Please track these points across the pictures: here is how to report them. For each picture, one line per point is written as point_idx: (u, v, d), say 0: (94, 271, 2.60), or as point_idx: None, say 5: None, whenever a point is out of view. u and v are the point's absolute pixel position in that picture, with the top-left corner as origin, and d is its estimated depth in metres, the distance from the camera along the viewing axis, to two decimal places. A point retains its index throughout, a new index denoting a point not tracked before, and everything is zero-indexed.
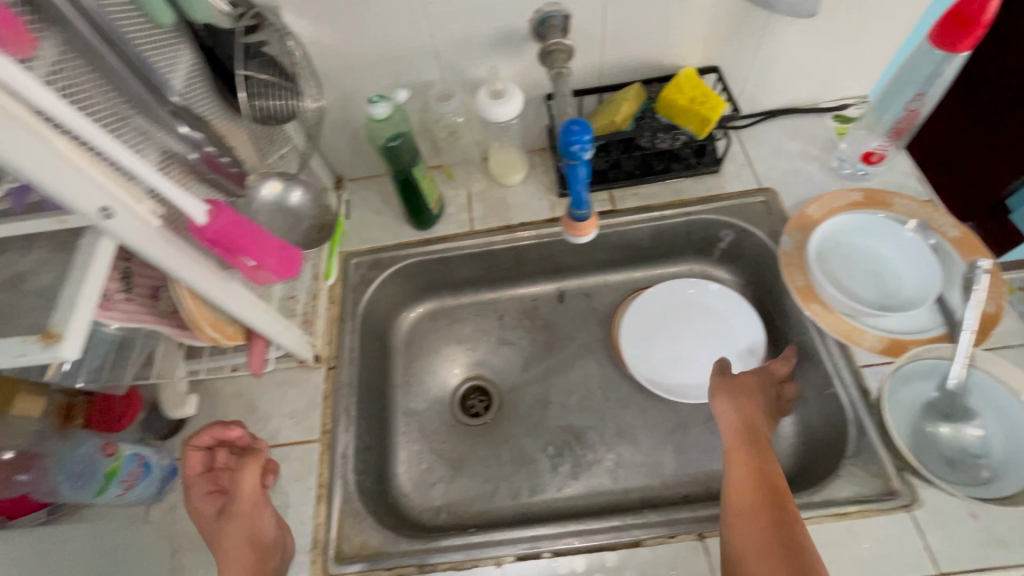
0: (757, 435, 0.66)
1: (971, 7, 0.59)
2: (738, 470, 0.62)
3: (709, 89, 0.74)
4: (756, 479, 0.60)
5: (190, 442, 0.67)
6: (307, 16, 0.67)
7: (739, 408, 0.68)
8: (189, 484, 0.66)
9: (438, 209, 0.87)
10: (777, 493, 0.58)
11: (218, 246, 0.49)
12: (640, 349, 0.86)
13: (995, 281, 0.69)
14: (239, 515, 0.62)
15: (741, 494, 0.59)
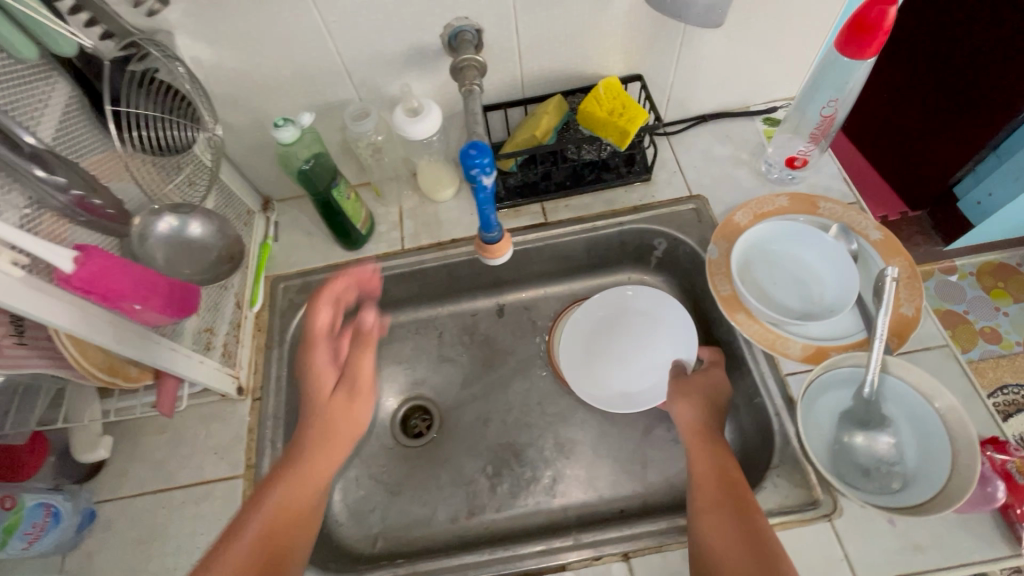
0: (714, 429, 0.68)
1: (871, 15, 0.59)
2: (703, 467, 0.63)
3: (628, 100, 0.74)
4: (719, 472, 0.61)
5: (324, 297, 0.73)
6: (205, 39, 0.64)
7: (695, 406, 0.70)
8: (314, 337, 0.73)
9: (368, 228, 0.85)
10: (738, 485, 0.60)
11: (93, 295, 0.48)
12: (583, 373, 0.83)
13: (913, 284, 0.69)
14: (360, 392, 0.71)
15: (707, 488, 0.60)
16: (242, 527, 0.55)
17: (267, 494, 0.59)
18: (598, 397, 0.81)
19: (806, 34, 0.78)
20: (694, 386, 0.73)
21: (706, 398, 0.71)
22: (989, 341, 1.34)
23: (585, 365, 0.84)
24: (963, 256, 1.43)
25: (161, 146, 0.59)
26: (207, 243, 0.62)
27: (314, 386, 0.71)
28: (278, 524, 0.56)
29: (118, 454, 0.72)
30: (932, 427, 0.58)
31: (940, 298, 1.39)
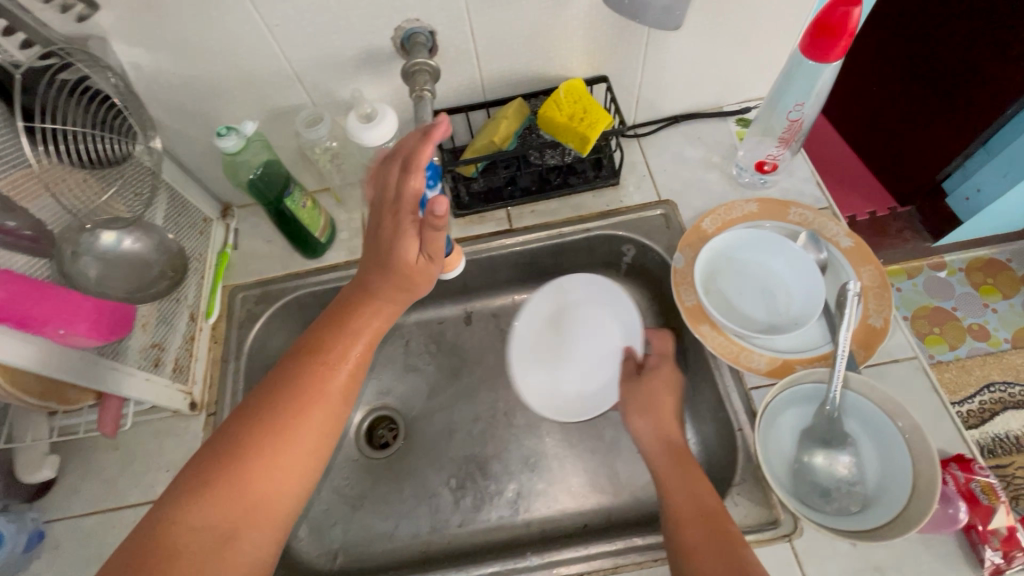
0: (682, 452, 0.64)
1: (834, 16, 0.56)
2: (678, 495, 0.59)
3: (589, 103, 0.71)
4: (696, 502, 0.57)
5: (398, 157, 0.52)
6: (142, 44, 0.62)
7: (657, 426, 0.68)
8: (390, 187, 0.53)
9: (328, 236, 0.82)
10: (718, 515, 0.55)
11: (9, 319, 0.47)
12: (562, 400, 0.79)
13: (882, 294, 0.67)
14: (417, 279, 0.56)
15: (686, 521, 0.56)
16: (238, 448, 0.50)
17: (268, 410, 0.52)
18: (596, 406, 0.77)
19: (777, 33, 0.75)
20: (651, 391, 0.71)
21: (665, 412, 0.69)
22: (976, 338, 1.31)
23: (557, 396, 0.79)
24: (951, 251, 1.40)
25: (95, 156, 0.55)
26: (147, 258, 0.61)
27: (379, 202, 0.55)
28: (277, 449, 0.50)
29: (68, 472, 0.70)
30: (896, 447, 0.56)
31: (926, 293, 1.37)
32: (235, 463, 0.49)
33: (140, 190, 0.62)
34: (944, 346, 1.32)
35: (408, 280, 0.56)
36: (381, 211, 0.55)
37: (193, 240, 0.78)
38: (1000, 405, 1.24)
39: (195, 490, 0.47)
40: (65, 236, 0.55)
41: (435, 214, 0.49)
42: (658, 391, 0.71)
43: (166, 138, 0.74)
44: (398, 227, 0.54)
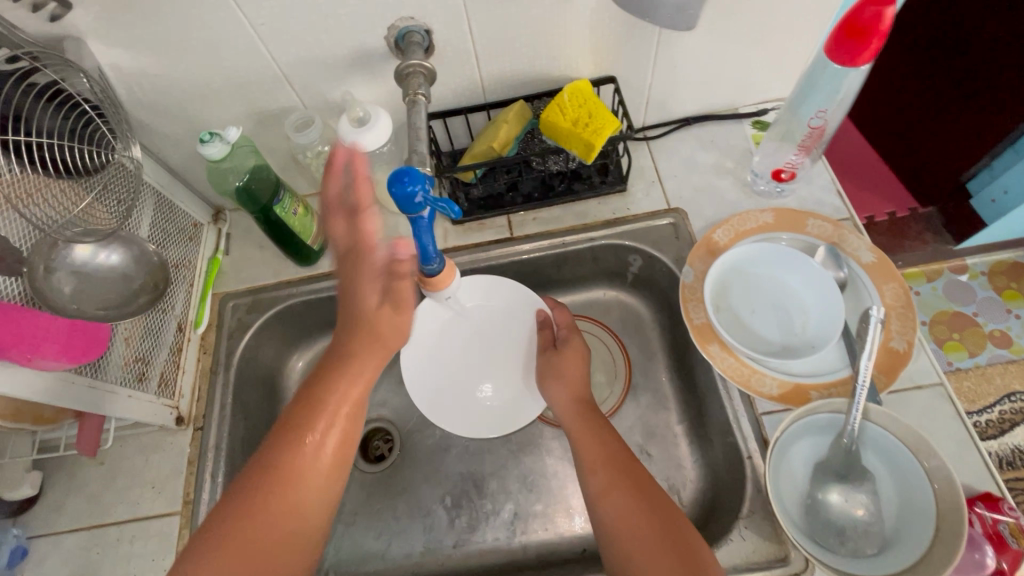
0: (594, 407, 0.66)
1: (864, 16, 0.51)
2: (590, 448, 0.61)
3: (596, 107, 0.67)
4: (607, 451, 0.60)
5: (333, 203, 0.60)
6: (121, 44, 0.58)
7: (569, 387, 0.68)
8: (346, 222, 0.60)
9: (322, 242, 0.79)
10: (629, 459, 0.60)
11: None
12: (492, 413, 0.75)
13: (906, 316, 0.63)
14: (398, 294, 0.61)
15: (598, 472, 0.59)
16: (255, 477, 0.53)
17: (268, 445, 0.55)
18: (524, 406, 0.73)
19: (799, 31, 0.70)
20: (562, 363, 0.70)
21: (577, 376, 0.69)
22: (997, 345, 1.26)
23: (482, 411, 0.74)
24: (974, 253, 1.32)
25: (71, 165, 0.52)
26: (127, 272, 0.59)
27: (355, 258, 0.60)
28: (287, 487, 0.53)
29: (53, 486, 0.68)
30: (920, 488, 0.52)
31: (944, 297, 1.31)
32: (256, 486, 0.52)
33: (122, 198, 0.59)
34: (963, 352, 1.27)
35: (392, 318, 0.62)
36: (346, 261, 0.61)
37: (183, 246, 0.74)
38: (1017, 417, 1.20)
39: (217, 531, 0.50)
40: (38, 253, 0.52)
41: (399, 257, 0.60)
42: (569, 361, 0.70)
43: (153, 141, 0.71)
44: (359, 280, 0.60)
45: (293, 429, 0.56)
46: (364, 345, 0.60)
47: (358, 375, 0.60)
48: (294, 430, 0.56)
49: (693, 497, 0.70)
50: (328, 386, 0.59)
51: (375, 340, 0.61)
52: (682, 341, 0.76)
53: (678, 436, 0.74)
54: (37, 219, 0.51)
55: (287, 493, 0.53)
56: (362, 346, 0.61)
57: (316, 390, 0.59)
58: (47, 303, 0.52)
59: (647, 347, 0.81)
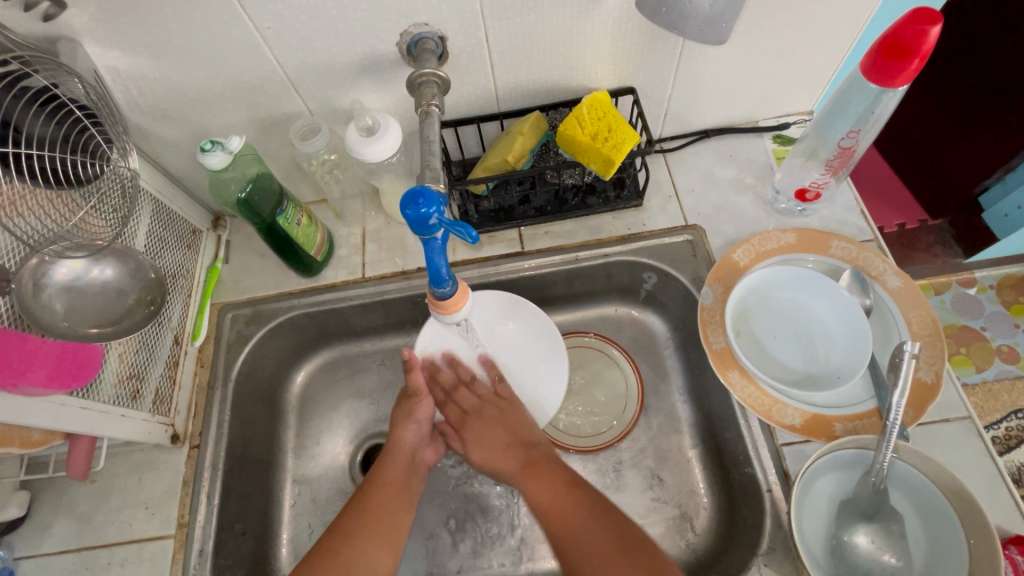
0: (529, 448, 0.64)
1: (906, 36, 0.49)
2: (541, 494, 0.59)
3: (616, 120, 0.64)
4: (559, 486, 0.59)
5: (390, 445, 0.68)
6: (118, 46, 0.55)
7: (501, 451, 0.65)
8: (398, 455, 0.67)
9: (326, 253, 0.76)
10: (580, 488, 0.58)
11: None
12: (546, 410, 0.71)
13: (935, 346, 0.60)
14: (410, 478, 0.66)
15: (555, 515, 0.57)
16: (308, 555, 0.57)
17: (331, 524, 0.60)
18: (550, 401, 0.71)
19: (828, 45, 0.68)
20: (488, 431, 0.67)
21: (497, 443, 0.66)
22: (1006, 359, 1.11)
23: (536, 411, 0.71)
24: (981, 266, 1.20)
25: (60, 174, 0.49)
26: (121, 287, 0.56)
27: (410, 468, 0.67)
28: (364, 537, 0.58)
29: (42, 505, 0.65)
30: (952, 532, 0.50)
31: (952, 310, 1.17)
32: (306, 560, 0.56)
33: (117, 206, 0.56)
34: (969, 367, 1.12)
35: (409, 463, 0.67)
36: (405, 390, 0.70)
37: (180, 255, 0.71)
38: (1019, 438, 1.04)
39: None
40: (27, 267, 0.49)
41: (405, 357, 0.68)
42: (474, 428, 0.68)
43: (151, 146, 0.68)
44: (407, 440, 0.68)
45: (361, 501, 0.62)
46: (397, 446, 0.67)
47: (398, 471, 0.66)
48: (363, 501, 0.62)
49: (706, 525, 0.68)
50: (390, 472, 0.65)
51: (403, 439, 0.68)
52: (697, 363, 0.73)
53: (691, 461, 0.72)
54: (23, 232, 0.47)
55: (364, 543, 0.58)
56: (396, 450, 0.67)
57: (377, 473, 0.65)
58: (36, 321, 0.49)
59: (661, 367, 0.78)
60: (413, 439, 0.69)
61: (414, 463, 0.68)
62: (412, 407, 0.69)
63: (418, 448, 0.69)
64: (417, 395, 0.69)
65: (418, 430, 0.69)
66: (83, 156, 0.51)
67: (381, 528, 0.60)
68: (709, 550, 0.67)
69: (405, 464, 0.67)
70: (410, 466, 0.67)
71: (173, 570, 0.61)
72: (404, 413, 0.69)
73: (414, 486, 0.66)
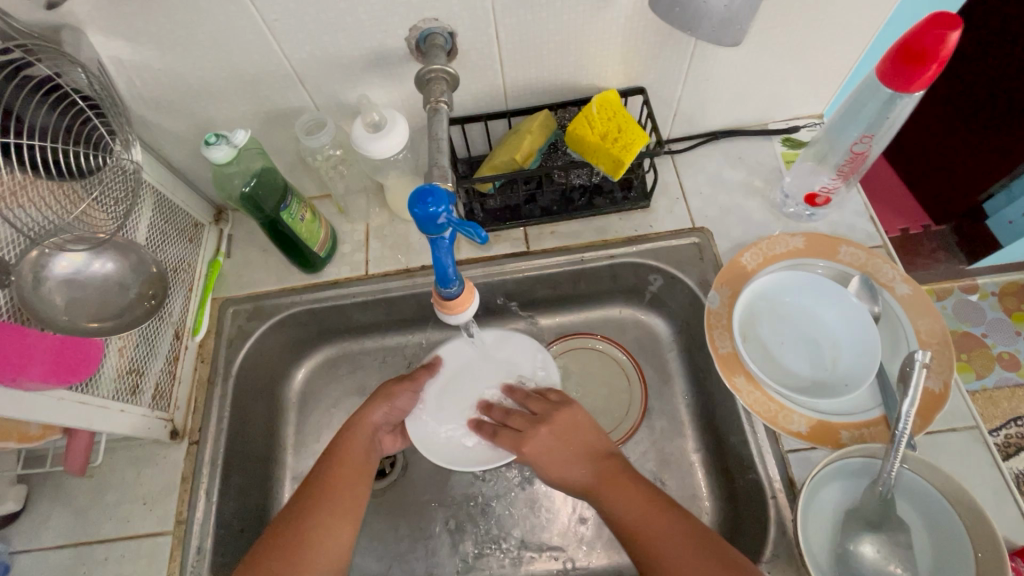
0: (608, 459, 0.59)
1: (923, 41, 0.48)
2: (627, 510, 0.54)
3: (626, 120, 0.63)
4: (646, 502, 0.54)
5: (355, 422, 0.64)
6: (123, 36, 0.54)
7: (571, 461, 0.60)
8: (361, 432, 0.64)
9: (329, 249, 0.75)
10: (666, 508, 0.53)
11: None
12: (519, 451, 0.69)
13: (944, 355, 0.59)
14: (371, 460, 0.63)
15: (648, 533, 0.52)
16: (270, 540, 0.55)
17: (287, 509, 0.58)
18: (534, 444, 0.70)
19: (841, 48, 0.67)
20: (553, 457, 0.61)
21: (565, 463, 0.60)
22: (1005, 367, 1.11)
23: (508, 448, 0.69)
24: (982, 272, 1.19)
25: (63, 166, 0.48)
26: (122, 280, 0.56)
27: (370, 448, 0.64)
28: (326, 519, 0.57)
29: (39, 499, 0.64)
30: (960, 545, 0.49)
31: (952, 315, 1.16)
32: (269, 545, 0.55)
33: (120, 199, 0.55)
34: (970, 373, 1.11)
35: (372, 443, 0.64)
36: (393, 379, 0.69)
37: (181, 248, 0.70)
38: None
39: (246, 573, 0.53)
40: (27, 260, 0.49)
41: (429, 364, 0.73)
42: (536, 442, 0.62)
43: (154, 138, 0.67)
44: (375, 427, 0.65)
45: (322, 483, 0.59)
46: (362, 423, 0.64)
47: (360, 448, 0.63)
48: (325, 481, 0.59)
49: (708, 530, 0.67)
50: (351, 451, 0.62)
51: (370, 417, 0.65)
52: (702, 366, 0.73)
53: (694, 465, 0.71)
54: (25, 224, 0.47)
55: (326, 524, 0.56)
56: (359, 427, 0.64)
57: (339, 452, 0.62)
58: (37, 315, 0.49)
59: (665, 370, 0.78)
60: (379, 419, 0.66)
61: (376, 441, 0.65)
62: (391, 390, 0.67)
63: (382, 428, 0.66)
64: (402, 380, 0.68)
65: (389, 413, 0.67)
66: (85, 148, 0.50)
67: (344, 508, 0.58)
68: None
69: (366, 444, 0.64)
70: (371, 443, 0.64)
71: (170, 567, 0.61)
72: (382, 393, 0.67)
73: (373, 465, 0.64)
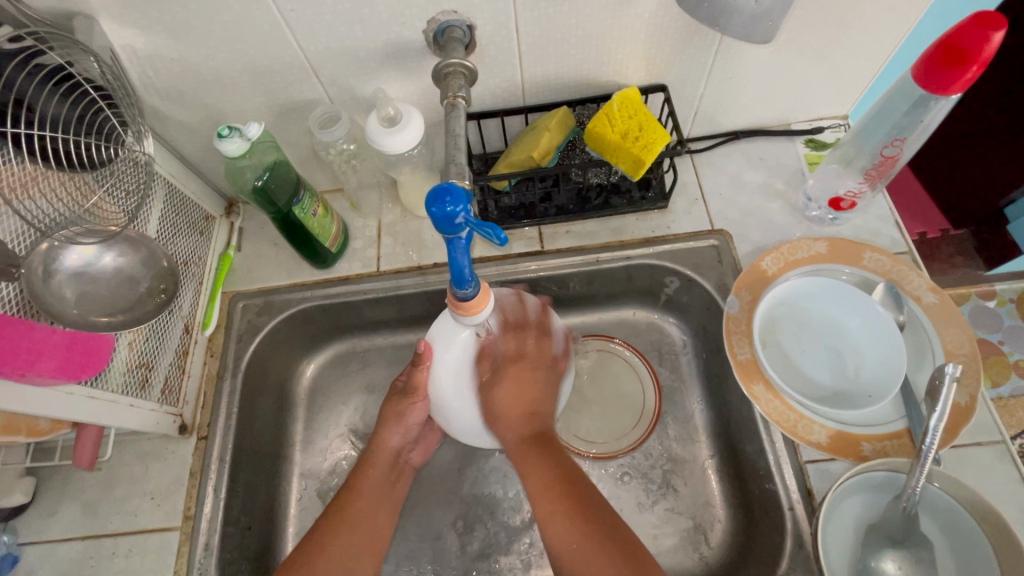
0: (542, 426, 0.61)
1: (966, 40, 0.46)
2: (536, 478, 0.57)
3: (648, 118, 0.61)
4: (554, 475, 0.57)
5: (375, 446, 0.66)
6: (136, 24, 0.53)
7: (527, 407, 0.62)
8: (375, 461, 0.65)
9: (340, 244, 0.74)
10: (572, 486, 0.56)
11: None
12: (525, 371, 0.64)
13: (972, 367, 0.57)
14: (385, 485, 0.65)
15: (544, 501, 0.55)
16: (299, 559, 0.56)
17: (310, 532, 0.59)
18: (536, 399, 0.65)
19: (872, 48, 0.65)
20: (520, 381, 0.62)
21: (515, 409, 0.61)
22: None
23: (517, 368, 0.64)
24: (1003, 277, 1.13)
25: (73, 158, 0.47)
26: (133, 274, 0.55)
27: (385, 473, 0.66)
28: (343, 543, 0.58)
29: (47, 492, 0.64)
30: (985, 567, 0.48)
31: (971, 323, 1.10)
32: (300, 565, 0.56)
33: (131, 190, 0.55)
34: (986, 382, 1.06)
35: (393, 465, 0.66)
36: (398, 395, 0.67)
37: (192, 241, 0.69)
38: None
39: None
40: (38, 252, 0.48)
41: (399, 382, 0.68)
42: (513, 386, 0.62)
43: (165, 129, 0.66)
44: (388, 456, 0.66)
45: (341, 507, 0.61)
46: (380, 449, 0.66)
47: (381, 475, 0.65)
48: (338, 508, 0.61)
49: (721, 538, 0.66)
50: (366, 480, 0.64)
51: (387, 443, 0.66)
52: (718, 372, 0.71)
53: (708, 472, 0.70)
54: (34, 215, 0.46)
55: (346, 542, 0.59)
56: (376, 455, 0.65)
57: (354, 481, 0.64)
58: (47, 308, 0.48)
59: (679, 374, 0.76)
60: (398, 442, 0.67)
61: (396, 465, 0.67)
62: (402, 410, 0.66)
63: (401, 450, 0.68)
64: (411, 395, 0.65)
65: (405, 434, 0.67)
66: (97, 139, 0.49)
67: (362, 538, 0.60)
68: (723, 564, 0.65)
69: (389, 466, 0.66)
70: (393, 468, 0.67)
71: (178, 563, 0.60)
72: (393, 415, 0.66)
73: (395, 490, 0.66)
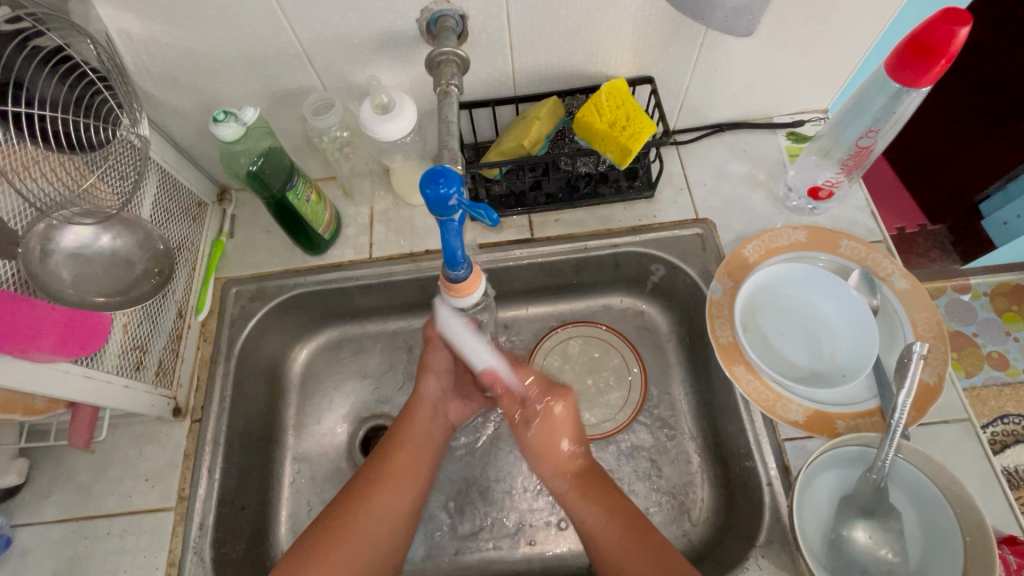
0: (590, 473, 0.60)
1: (935, 36, 0.49)
2: (591, 518, 0.57)
3: (634, 108, 0.64)
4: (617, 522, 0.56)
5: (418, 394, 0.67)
6: (131, 8, 0.54)
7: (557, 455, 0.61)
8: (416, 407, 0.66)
9: (333, 231, 0.75)
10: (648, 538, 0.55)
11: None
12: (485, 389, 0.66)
13: (941, 349, 0.60)
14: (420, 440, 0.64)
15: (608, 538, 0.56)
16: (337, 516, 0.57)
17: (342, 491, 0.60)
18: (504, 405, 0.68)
19: (851, 44, 0.67)
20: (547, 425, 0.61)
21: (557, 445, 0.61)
22: (995, 366, 1.11)
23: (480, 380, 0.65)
24: (976, 272, 1.18)
25: (72, 139, 0.48)
26: (129, 257, 0.56)
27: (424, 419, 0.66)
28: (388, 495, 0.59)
29: (40, 474, 0.65)
30: (949, 529, 0.51)
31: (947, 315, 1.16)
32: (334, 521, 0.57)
33: (126, 174, 0.55)
34: (960, 371, 1.11)
35: (432, 415, 0.67)
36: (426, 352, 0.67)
37: (186, 227, 0.70)
38: (1013, 438, 1.06)
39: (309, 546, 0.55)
40: (35, 231, 0.49)
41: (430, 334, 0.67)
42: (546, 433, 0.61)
43: (158, 114, 0.67)
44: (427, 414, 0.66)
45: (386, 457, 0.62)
46: (421, 399, 0.66)
47: (421, 425, 0.65)
48: (382, 461, 0.62)
49: (703, 514, 0.69)
50: (412, 427, 0.65)
51: (426, 393, 0.67)
52: (702, 357, 0.74)
53: (691, 453, 0.72)
54: (32, 195, 0.47)
55: (387, 496, 0.59)
56: (417, 403, 0.66)
57: (397, 429, 0.64)
58: (44, 287, 0.49)
59: (665, 360, 0.79)
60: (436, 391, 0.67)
61: (436, 415, 0.67)
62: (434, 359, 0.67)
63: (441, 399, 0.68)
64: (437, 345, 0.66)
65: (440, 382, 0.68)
66: (95, 121, 0.50)
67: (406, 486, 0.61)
68: (705, 540, 0.67)
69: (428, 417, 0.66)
70: (433, 417, 0.67)
71: (173, 543, 0.61)
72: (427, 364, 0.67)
73: (435, 443, 0.66)
